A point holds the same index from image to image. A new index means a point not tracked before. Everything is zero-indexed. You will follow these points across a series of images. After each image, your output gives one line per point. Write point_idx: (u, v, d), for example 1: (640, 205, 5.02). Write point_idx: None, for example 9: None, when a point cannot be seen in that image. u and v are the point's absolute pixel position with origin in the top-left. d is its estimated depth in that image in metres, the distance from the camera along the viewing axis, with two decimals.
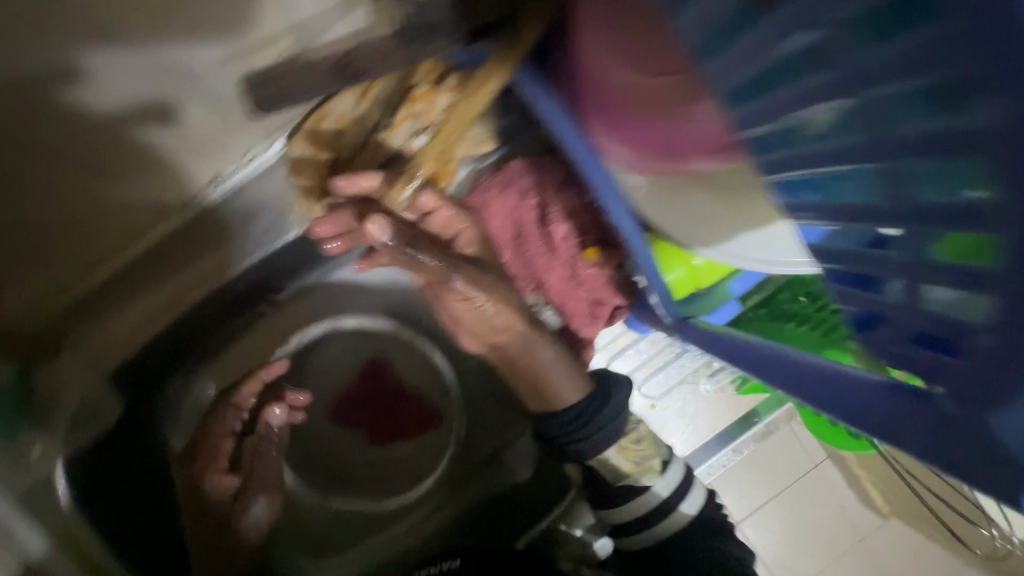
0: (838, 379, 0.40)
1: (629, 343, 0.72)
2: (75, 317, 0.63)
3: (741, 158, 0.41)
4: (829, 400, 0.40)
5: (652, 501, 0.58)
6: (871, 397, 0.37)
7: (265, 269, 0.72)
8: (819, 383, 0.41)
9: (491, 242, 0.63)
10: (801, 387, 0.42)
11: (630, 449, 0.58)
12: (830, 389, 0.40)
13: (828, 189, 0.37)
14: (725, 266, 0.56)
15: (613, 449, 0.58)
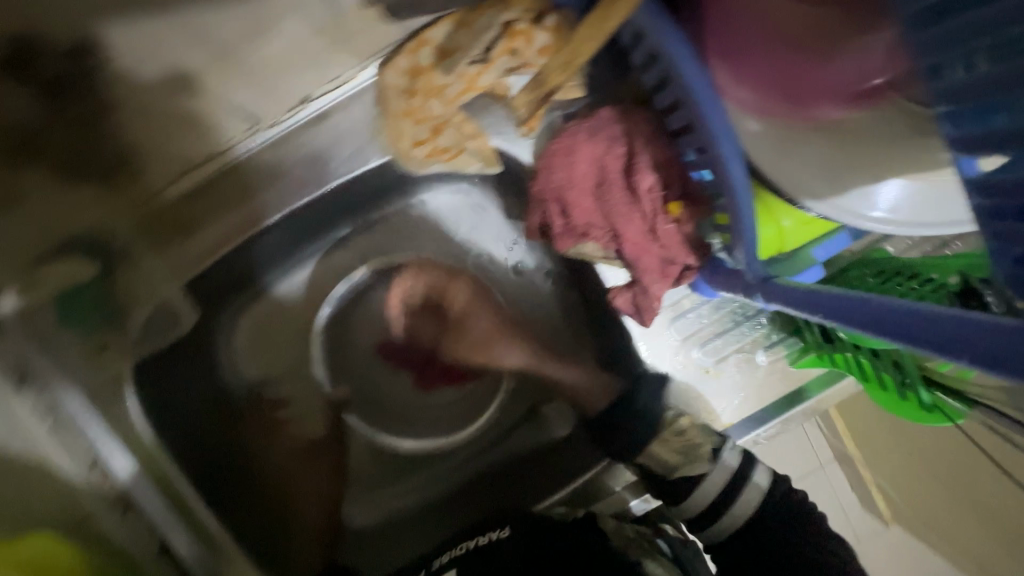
0: (932, 318, 0.38)
1: (692, 306, 0.71)
2: (161, 221, 0.65)
3: (875, 107, 0.43)
4: (917, 339, 0.38)
5: (712, 486, 0.67)
6: (998, 337, 0.34)
7: (330, 200, 0.70)
8: (908, 325, 0.39)
9: (574, 186, 0.63)
10: (886, 330, 0.40)
11: (674, 441, 0.68)
12: (941, 332, 0.37)
13: (1001, 116, 0.34)
14: (813, 228, 0.56)
15: (656, 444, 0.68)
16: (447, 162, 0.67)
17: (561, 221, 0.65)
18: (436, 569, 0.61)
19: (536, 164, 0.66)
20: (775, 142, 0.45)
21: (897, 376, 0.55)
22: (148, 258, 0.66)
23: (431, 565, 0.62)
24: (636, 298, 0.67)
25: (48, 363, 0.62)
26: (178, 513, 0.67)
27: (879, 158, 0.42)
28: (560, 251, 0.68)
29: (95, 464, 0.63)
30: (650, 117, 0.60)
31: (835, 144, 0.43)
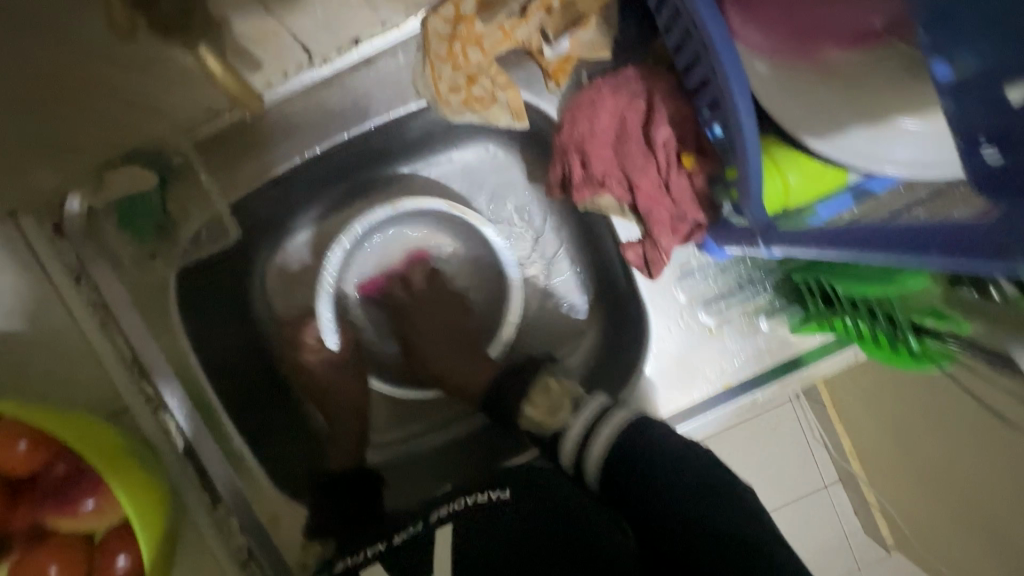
0: (894, 229, 0.41)
1: (698, 265, 0.75)
2: (217, 144, 0.71)
3: (878, 47, 0.47)
4: (879, 245, 0.41)
5: (577, 429, 0.68)
6: (945, 232, 0.37)
7: (371, 143, 0.77)
8: (880, 239, 0.41)
9: (595, 138, 0.67)
10: (853, 244, 0.43)
11: (541, 401, 0.73)
12: (898, 236, 0.40)
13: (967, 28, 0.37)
14: (818, 186, 0.59)
15: (527, 407, 0.73)
16: (480, 112, 0.71)
17: (581, 171, 0.70)
18: (436, 522, 0.59)
19: (561, 117, 0.70)
20: (780, 84, 0.49)
21: (890, 332, 0.58)
22: (200, 177, 0.71)
23: (429, 517, 0.60)
24: (646, 252, 0.70)
25: (106, 268, 0.71)
26: (200, 416, 0.73)
27: (874, 101, 0.47)
28: (578, 203, 0.72)
29: (134, 362, 0.70)
30: (671, 78, 0.65)
31: (836, 88, 0.48)
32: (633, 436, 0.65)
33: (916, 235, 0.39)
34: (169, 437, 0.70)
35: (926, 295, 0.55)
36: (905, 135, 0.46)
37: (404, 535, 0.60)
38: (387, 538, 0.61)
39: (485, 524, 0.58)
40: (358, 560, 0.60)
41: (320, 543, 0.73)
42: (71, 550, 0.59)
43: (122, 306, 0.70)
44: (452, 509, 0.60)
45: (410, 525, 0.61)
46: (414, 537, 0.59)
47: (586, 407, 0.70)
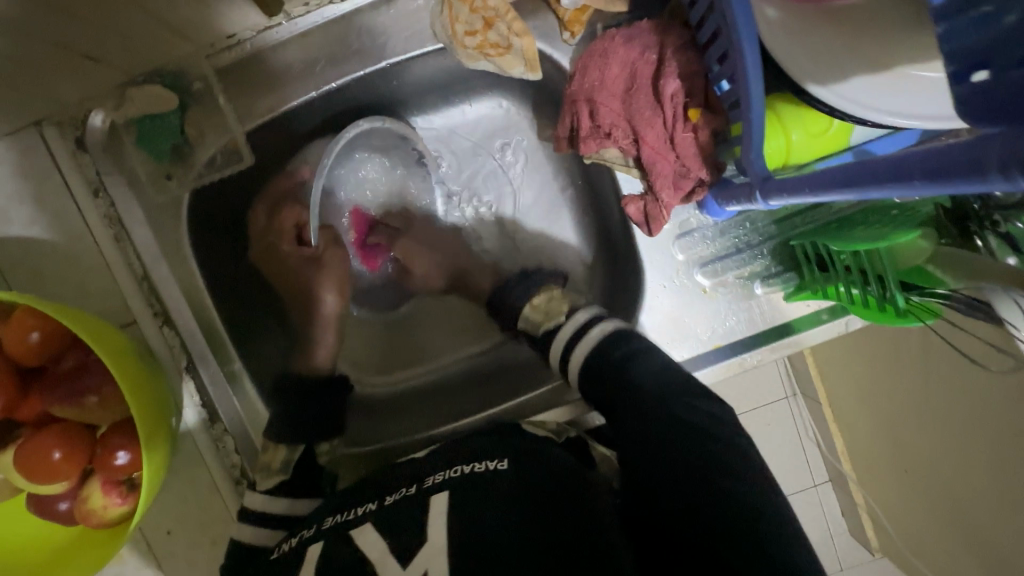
0: (876, 161, 0.41)
1: (698, 226, 0.76)
2: (238, 70, 0.73)
3: None
4: (862, 178, 0.42)
5: (567, 332, 0.76)
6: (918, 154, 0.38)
7: (386, 84, 0.79)
8: (864, 172, 0.42)
9: (605, 89, 0.69)
10: (840, 182, 0.44)
11: (539, 306, 0.81)
12: (879, 168, 0.41)
13: None
14: (820, 145, 0.60)
15: (529, 307, 0.81)
16: (495, 59, 0.72)
17: (588, 122, 0.71)
18: (430, 488, 0.61)
19: (573, 68, 0.72)
20: (785, 28, 0.50)
21: (877, 291, 0.58)
22: (219, 102, 0.74)
23: (424, 483, 0.62)
24: (646, 207, 0.72)
25: (122, 184, 0.73)
26: (204, 337, 0.75)
27: (883, 46, 0.47)
28: (584, 155, 0.74)
29: (144, 278, 0.73)
30: (684, 30, 0.66)
31: (842, 30, 0.48)
32: (610, 346, 0.72)
33: (897, 163, 0.39)
34: (172, 351, 0.73)
35: (915, 251, 0.55)
36: (909, 85, 0.47)
37: (395, 495, 0.62)
38: (377, 499, 0.63)
39: (476, 496, 0.59)
40: (346, 517, 0.62)
41: (288, 449, 0.77)
42: (77, 441, 0.63)
43: (136, 220, 0.73)
44: (447, 478, 0.62)
45: (402, 487, 0.63)
46: (406, 498, 0.61)
47: (571, 321, 0.77)
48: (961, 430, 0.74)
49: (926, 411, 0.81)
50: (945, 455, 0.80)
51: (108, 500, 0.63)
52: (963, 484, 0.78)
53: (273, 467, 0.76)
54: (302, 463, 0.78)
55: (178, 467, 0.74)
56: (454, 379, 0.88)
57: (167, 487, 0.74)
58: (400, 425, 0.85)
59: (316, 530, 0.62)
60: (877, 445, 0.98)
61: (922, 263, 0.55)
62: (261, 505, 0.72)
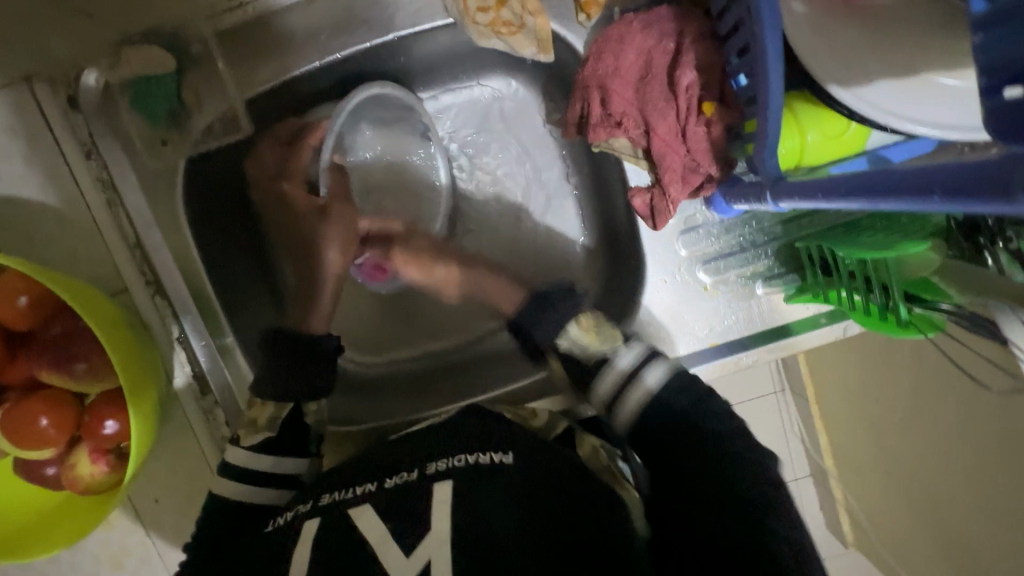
0: (902, 170, 0.40)
1: (703, 222, 0.75)
2: (238, 35, 0.70)
3: None
4: (886, 188, 0.41)
5: (621, 369, 0.73)
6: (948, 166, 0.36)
7: (394, 57, 0.76)
8: (888, 183, 0.41)
9: (619, 76, 0.66)
10: (865, 189, 0.43)
11: (593, 330, 0.75)
12: (906, 178, 0.39)
13: None
14: (834, 147, 0.59)
15: (577, 329, 0.76)
16: (507, 38, 0.70)
17: (599, 110, 0.69)
18: (433, 475, 0.61)
19: (587, 51, 0.70)
20: (811, 23, 0.48)
21: (881, 300, 0.58)
22: (217, 66, 0.71)
23: (426, 468, 0.62)
24: (653, 200, 0.70)
25: (116, 147, 0.70)
26: (196, 308, 0.74)
27: (910, 51, 0.46)
28: (592, 143, 0.72)
29: (137, 245, 0.71)
30: (703, 20, 0.64)
31: (870, 29, 0.46)
32: (667, 396, 0.70)
33: (916, 177, 0.38)
34: (165, 322, 0.72)
35: (923, 263, 0.55)
36: (935, 91, 0.46)
37: (396, 479, 0.61)
38: (377, 479, 0.62)
39: (481, 490, 0.59)
40: (345, 496, 0.61)
41: (274, 406, 0.74)
42: (64, 407, 0.63)
43: (130, 186, 0.71)
44: (452, 466, 0.62)
45: (404, 471, 0.62)
46: (409, 484, 0.60)
47: (622, 357, 0.73)
48: (953, 442, 0.74)
49: (916, 419, 0.81)
50: (931, 466, 0.80)
51: (95, 468, 0.63)
52: (948, 496, 0.78)
53: (259, 423, 0.73)
54: (289, 423, 0.75)
55: (167, 436, 0.74)
56: (453, 362, 0.89)
57: (155, 456, 0.74)
58: (394, 406, 0.85)
59: (313, 506, 0.62)
60: (863, 449, 0.98)
61: (928, 275, 0.54)
62: (243, 461, 0.70)
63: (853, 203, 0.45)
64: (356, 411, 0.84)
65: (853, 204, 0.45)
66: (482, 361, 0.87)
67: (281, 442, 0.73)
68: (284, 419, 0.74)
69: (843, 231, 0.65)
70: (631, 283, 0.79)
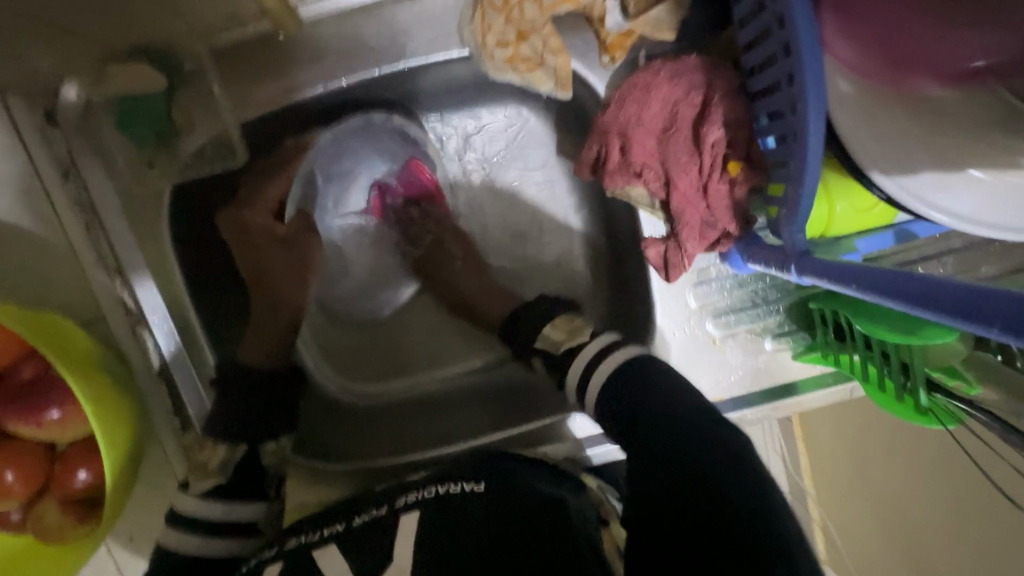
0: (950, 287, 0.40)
1: (717, 276, 0.73)
2: (238, 55, 0.65)
3: (970, 87, 0.45)
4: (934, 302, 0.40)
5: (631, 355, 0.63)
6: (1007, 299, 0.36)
7: (405, 83, 0.72)
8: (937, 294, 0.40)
9: (642, 125, 0.63)
10: (906, 296, 0.42)
11: (562, 324, 0.70)
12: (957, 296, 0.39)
13: None
14: (862, 218, 0.57)
15: (548, 328, 0.70)
16: (524, 74, 0.66)
17: (618, 157, 0.66)
18: (401, 508, 0.57)
19: (608, 94, 0.66)
20: (858, 105, 0.46)
21: (900, 380, 0.56)
22: (211, 88, 0.66)
23: (394, 503, 0.58)
24: (667, 253, 0.67)
25: (96, 167, 0.65)
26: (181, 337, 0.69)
27: (956, 147, 0.45)
28: (607, 189, 0.69)
29: (117, 273, 0.66)
30: (734, 74, 0.61)
31: (921, 122, 0.45)
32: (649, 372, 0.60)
33: (959, 295, 0.39)
34: (145, 357, 0.68)
35: (949, 352, 0.54)
36: (981, 188, 0.44)
37: (365, 517, 0.57)
38: (346, 519, 0.58)
39: (454, 522, 0.54)
40: (313, 538, 0.57)
41: (227, 449, 0.68)
42: (29, 456, 0.60)
43: (108, 209, 0.65)
44: (420, 497, 0.58)
45: (373, 508, 0.58)
46: (377, 520, 0.56)
47: (593, 342, 0.66)
48: (936, 503, 0.71)
49: (902, 455, 0.76)
50: (924, 502, 0.72)
51: (64, 519, 0.59)
52: (943, 534, 0.70)
53: (209, 469, 0.67)
54: (243, 467, 0.69)
55: (147, 472, 0.71)
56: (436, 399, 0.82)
57: (132, 495, 0.71)
58: (376, 444, 0.78)
59: (278, 551, 0.58)
60: (834, 489, 0.91)
61: (953, 363, 0.54)
62: (193, 509, 0.65)
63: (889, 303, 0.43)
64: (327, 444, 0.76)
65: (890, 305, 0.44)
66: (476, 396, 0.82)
67: (233, 486, 0.68)
68: (237, 464, 0.69)
69: None
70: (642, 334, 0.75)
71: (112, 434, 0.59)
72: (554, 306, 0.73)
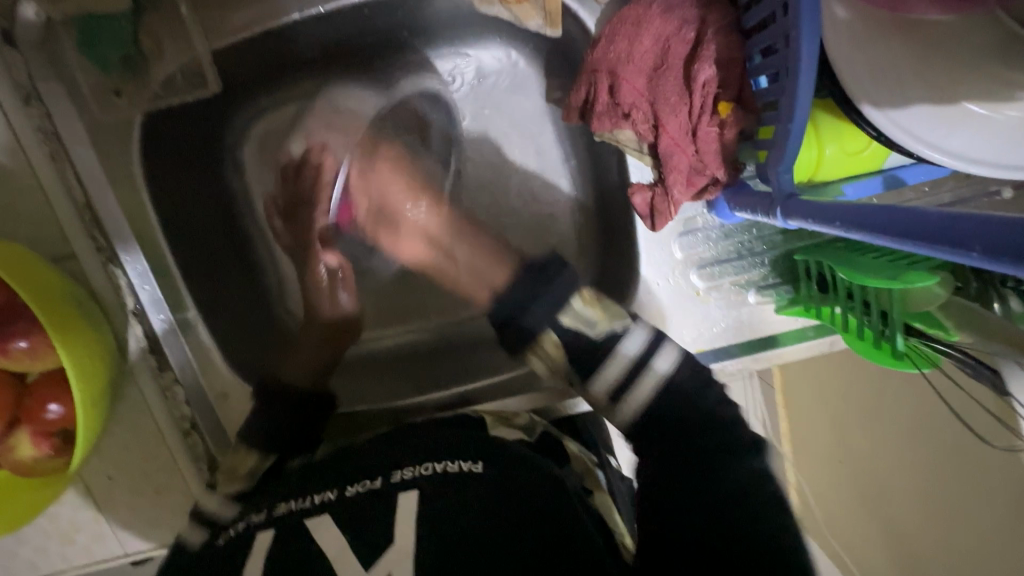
0: (944, 220, 0.38)
1: (703, 226, 0.72)
2: None
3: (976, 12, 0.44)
4: (924, 238, 0.39)
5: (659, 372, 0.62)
6: (1003, 224, 0.35)
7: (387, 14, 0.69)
8: (926, 230, 0.39)
9: (633, 63, 0.61)
10: (895, 234, 0.41)
11: (596, 302, 0.67)
12: (952, 227, 0.38)
13: None
14: (852, 162, 0.55)
15: (580, 302, 0.67)
16: (511, 7, 0.68)
17: (607, 98, 0.64)
18: (399, 484, 0.55)
19: (598, 32, 0.65)
20: (853, 31, 0.45)
21: (878, 327, 0.56)
22: (181, 13, 0.64)
23: (391, 477, 0.57)
24: (654, 199, 0.66)
25: (60, 94, 0.62)
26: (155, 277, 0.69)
27: (950, 76, 0.43)
28: (595, 133, 0.67)
29: (86, 207, 0.64)
30: (730, 8, 0.59)
31: (923, 45, 0.44)
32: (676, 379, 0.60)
33: (952, 226, 0.38)
34: (117, 291, 0.66)
35: (928, 297, 0.52)
36: (974, 120, 0.43)
37: (357, 487, 0.56)
38: (338, 488, 0.57)
39: (449, 499, 0.53)
40: (302, 505, 0.55)
41: (258, 456, 0.67)
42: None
43: (74, 140, 0.63)
44: (417, 475, 0.56)
45: (367, 479, 0.57)
46: (372, 491, 0.55)
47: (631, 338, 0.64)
48: (910, 459, 0.70)
49: (879, 412, 0.76)
50: (905, 476, 0.71)
51: (37, 451, 0.59)
52: (917, 506, 0.70)
53: (238, 473, 0.65)
54: (268, 474, 0.66)
55: (122, 414, 0.70)
56: (423, 348, 0.83)
57: (108, 435, 0.70)
58: (373, 389, 0.80)
59: (267, 515, 0.55)
60: (815, 450, 0.92)
61: (931, 308, 0.52)
62: (214, 509, 0.60)
63: (878, 241, 0.43)
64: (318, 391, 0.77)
65: (878, 243, 0.43)
66: (455, 347, 0.82)
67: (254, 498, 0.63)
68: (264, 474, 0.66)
69: (843, 247, 0.62)
70: (629, 284, 0.74)
71: (82, 369, 0.59)
72: (574, 280, 0.68)
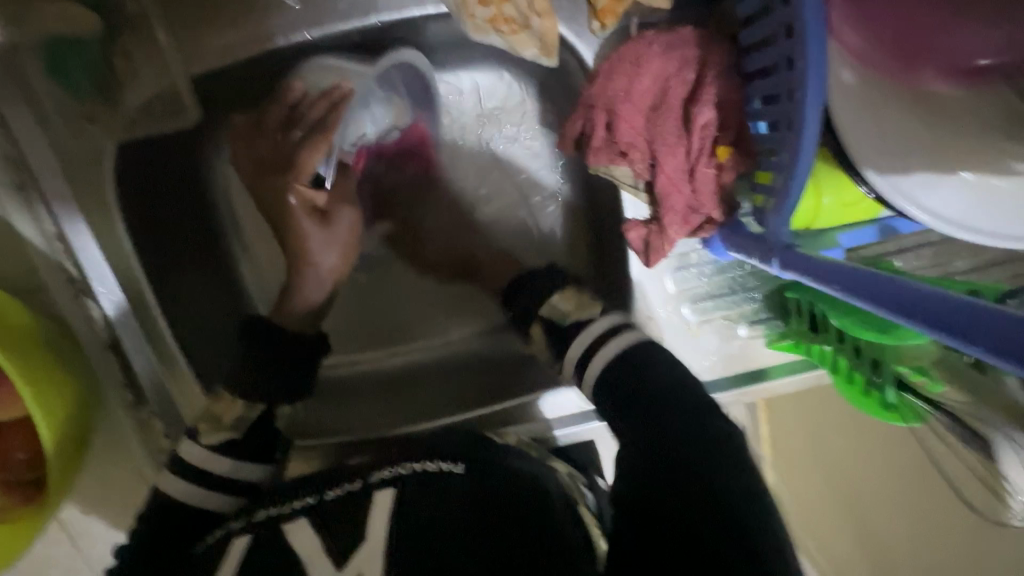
0: (930, 297, 0.39)
1: (697, 262, 0.71)
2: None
3: (976, 84, 0.45)
4: (907, 311, 0.40)
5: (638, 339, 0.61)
6: (980, 314, 0.36)
7: (377, 36, 0.67)
8: (909, 303, 0.40)
9: (632, 101, 0.60)
10: (877, 301, 0.42)
11: (572, 296, 0.67)
12: (932, 305, 0.39)
13: None
14: (848, 211, 0.55)
15: (556, 296, 0.67)
16: (508, 36, 0.64)
17: (603, 133, 0.63)
18: (376, 484, 0.54)
19: (597, 66, 0.64)
20: (860, 97, 0.45)
21: (869, 375, 0.56)
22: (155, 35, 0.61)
23: (370, 478, 0.55)
24: (648, 236, 0.63)
25: (24, 116, 0.59)
26: (130, 310, 0.63)
27: (950, 145, 0.45)
28: (590, 166, 0.66)
29: (56, 237, 0.60)
30: (729, 52, 0.59)
31: (921, 111, 0.45)
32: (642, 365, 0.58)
33: (943, 308, 0.38)
34: (92, 325, 0.63)
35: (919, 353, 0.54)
36: (968, 188, 0.44)
37: (339, 491, 0.55)
38: (318, 493, 0.55)
39: (427, 500, 0.52)
40: (283, 510, 0.54)
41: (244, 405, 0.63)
42: None
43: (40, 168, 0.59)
44: (398, 475, 0.55)
45: (346, 482, 0.56)
46: (351, 494, 0.54)
47: (596, 323, 0.63)
48: (884, 476, 0.71)
49: (850, 434, 0.76)
50: (881, 485, 0.71)
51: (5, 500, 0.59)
52: (892, 515, 0.70)
53: (223, 423, 0.62)
54: (257, 425, 0.64)
55: (99, 450, 0.67)
56: (410, 370, 0.78)
57: (84, 471, 0.68)
58: (348, 418, 0.73)
59: (246, 522, 0.54)
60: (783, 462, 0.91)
61: (923, 364, 0.54)
62: (200, 460, 0.61)
63: (858, 303, 0.44)
64: (317, 418, 0.73)
65: (858, 304, 0.44)
66: (445, 374, 0.77)
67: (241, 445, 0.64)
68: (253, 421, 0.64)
69: None
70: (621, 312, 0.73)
71: (54, 415, 0.56)
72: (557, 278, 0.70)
